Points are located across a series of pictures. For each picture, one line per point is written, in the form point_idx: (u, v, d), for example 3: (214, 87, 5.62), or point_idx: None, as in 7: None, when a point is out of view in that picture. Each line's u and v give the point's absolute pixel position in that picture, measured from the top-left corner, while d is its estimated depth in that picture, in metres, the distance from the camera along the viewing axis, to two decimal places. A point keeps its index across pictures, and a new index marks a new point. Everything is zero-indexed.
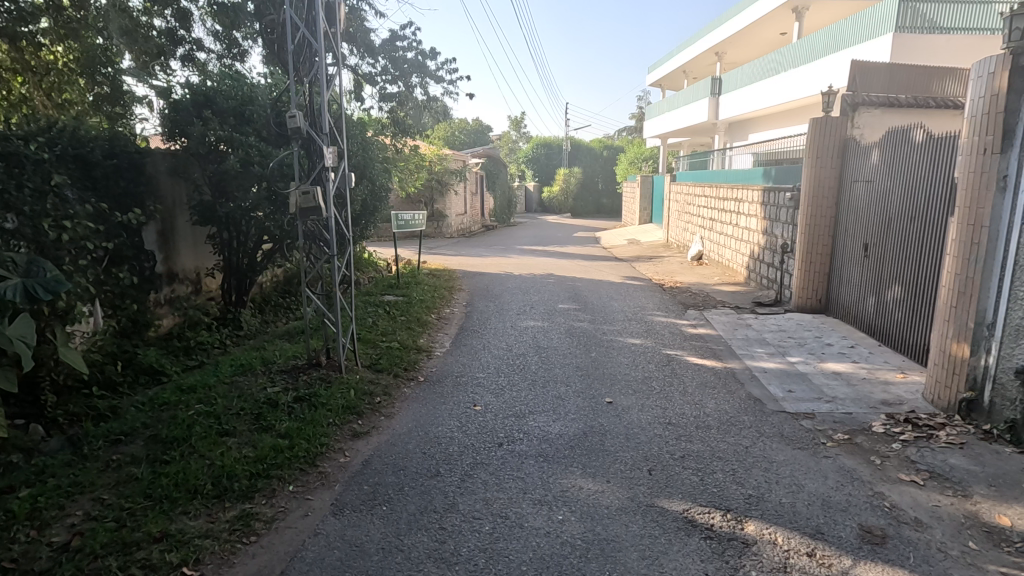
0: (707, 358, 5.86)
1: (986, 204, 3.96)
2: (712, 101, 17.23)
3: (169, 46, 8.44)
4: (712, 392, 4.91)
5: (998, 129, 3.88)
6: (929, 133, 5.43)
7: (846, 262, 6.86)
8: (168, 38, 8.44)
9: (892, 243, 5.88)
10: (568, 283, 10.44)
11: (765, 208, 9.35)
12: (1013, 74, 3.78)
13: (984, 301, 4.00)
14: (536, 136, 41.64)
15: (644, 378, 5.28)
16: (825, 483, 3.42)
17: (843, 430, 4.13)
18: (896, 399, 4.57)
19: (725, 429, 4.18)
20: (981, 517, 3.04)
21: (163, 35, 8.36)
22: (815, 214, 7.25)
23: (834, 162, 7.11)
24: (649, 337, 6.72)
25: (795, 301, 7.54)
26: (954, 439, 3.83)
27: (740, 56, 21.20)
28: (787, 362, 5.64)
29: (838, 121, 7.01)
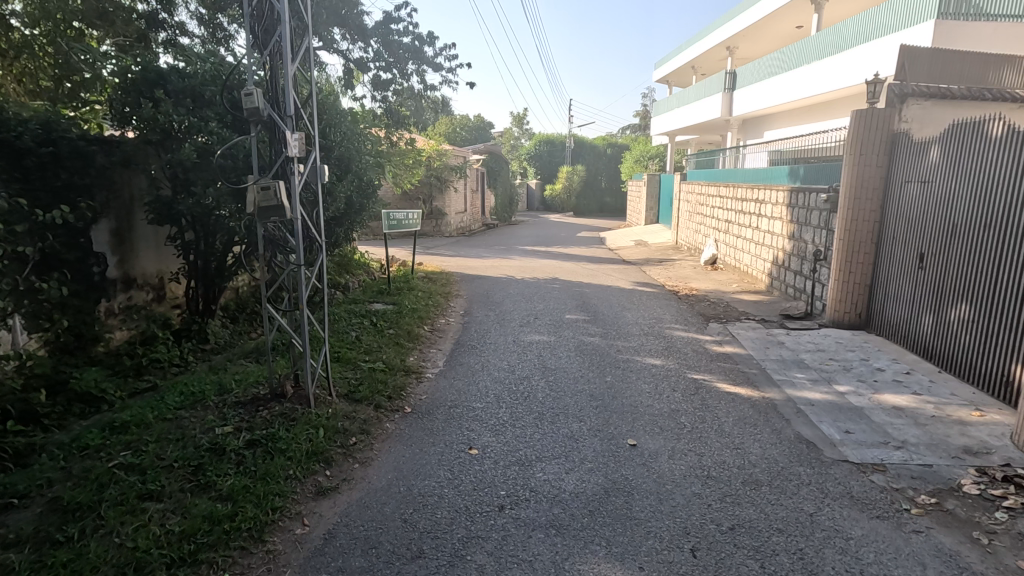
0: (741, 386, 5.05)
1: None
2: (726, 96, 16.41)
3: (149, 31, 7.44)
4: (754, 432, 4.10)
5: None
6: (1009, 126, 4.61)
7: (894, 274, 6.06)
8: (149, 22, 7.44)
9: (956, 254, 5.08)
10: (575, 289, 9.62)
11: (793, 210, 8.55)
12: None
13: None
14: (538, 133, 40.81)
15: (671, 412, 4.46)
16: None
17: (926, 490, 3.33)
18: (981, 446, 3.76)
19: (779, 487, 3.37)
20: None
21: (144, 20, 7.35)
22: (856, 219, 6.44)
23: (879, 160, 6.30)
24: (671, 356, 5.90)
25: (831, 315, 6.75)
26: None
27: (752, 51, 20.38)
28: (836, 392, 4.82)
29: (885, 113, 6.19)
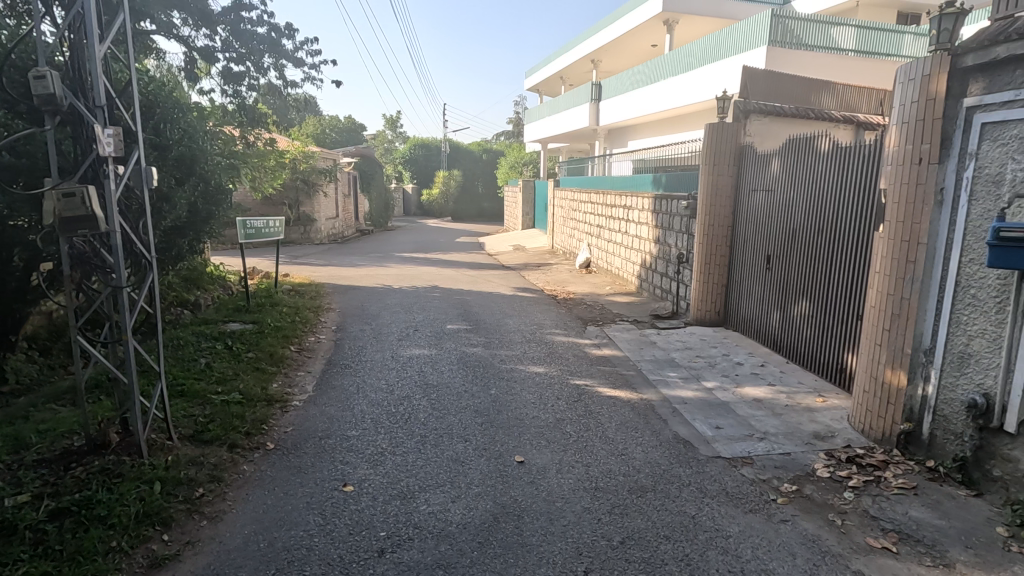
0: (620, 389, 5.17)
1: (923, 219, 3.51)
2: (593, 106, 17.25)
3: None
4: (636, 436, 4.17)
5: (936, 137, 3.42)
6: (834, 142, 5.22)
7: (746, 274, 6.64)
8: None
9: (797, 256, 5.67)
10: (455, 297, 9.40)
11: (657, 216, 9.10)
12: (951, 76, 3.34)
13: (922, 324, 3.56)
14: (413, 137, 40.14)
15: (556, 422, 4.40)
16: (795, 566, 2.74)
17: (788, 478, 3.55)
18: (826, 431, 4.14)
19: (662, 491, 3.42)
20: None
21: None
22: (712, 224, 6.99)
23: (730, 170, 6.87)
24: (553, 363, 5.91)
25: (694, 314, 7.24)
26: (904, 482, 3.36)
27: (614, 64, 21.70)
28: (704, 389, 5.11)
29: (734, 128, 6.78)
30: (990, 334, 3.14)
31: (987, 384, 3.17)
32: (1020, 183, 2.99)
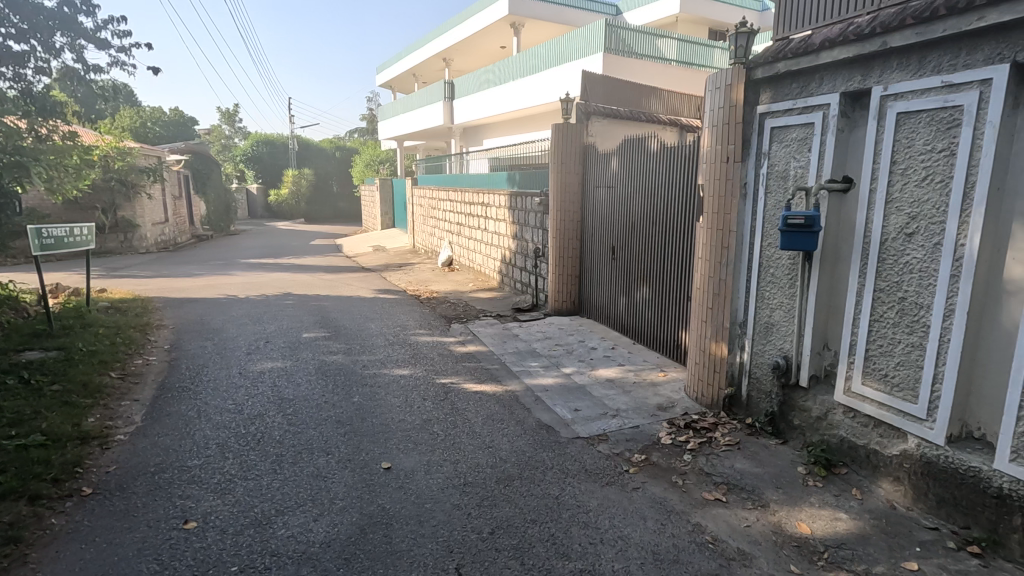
0: (486, 383, 5.26)
1: (732, 210, 4.06)
2: (447, 104, 17.29)
3: None
4: (502, 427, 4.28)
5: (738, 138, 3.97)
6: (661, 142, 5.78)
7: (595, 265, 7.13)
8: None
9: (637, 246, 6.21)
10: (311, 303, 8.85)
11: (513, 212, 9.39)
12: (745, 87, 3.88)
13: (736, 301, 4.11)
14: (255, 133, 36.99)
15: (424, 423, 4.35)
16: (645, 528, 3.00)
17: (638, 449, 3.89)
18: (668, 402, 4.60)
19: (528, 478, 3.55)
20: (785, 529, 2.92)
21: None
22: (564, 219, 7.41)
23: (577, 167, 7.34)
24: (418, 363, 5.83)
25: (552, 305, 7.62)
26: (730, 439, 3.86)
27: (466, 63, 21.96)
28: (564, 375, 5.40)
29: (577, 129, 7.23)
30: (786, 306, 3.71)
31: (786, 348, 3.74)
32: (800, 179, 3.55)
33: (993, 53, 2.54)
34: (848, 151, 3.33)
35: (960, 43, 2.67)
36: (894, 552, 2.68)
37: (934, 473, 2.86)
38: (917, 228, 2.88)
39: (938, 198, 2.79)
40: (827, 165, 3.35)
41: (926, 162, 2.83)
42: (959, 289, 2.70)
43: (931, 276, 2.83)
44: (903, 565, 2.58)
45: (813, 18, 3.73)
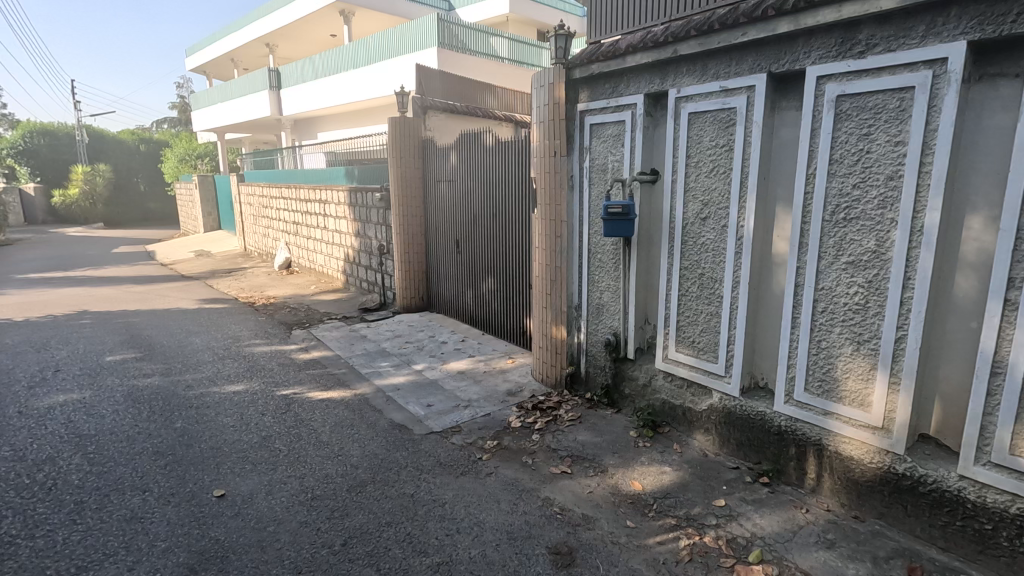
0: (333, 389, 4.99)
1: (561, 201, 4.34)
2: (273, 94, 15.96)
3: None
4: (351, 433, 4.10)
5: (562, 134, 4.24)
6: (495, 137, 5.95)
7: (441, 259, 7.16)
8: None
9: (480, 239, 6.35)
10: (116, 321, 7.61)
11: (354, 209, 9.01)
12: (566, 86, 4.15)
13: (571, 286, 4.41)
14: (26, 122, 30.61)
15: (263, 441, 3.99)
16: (499, 511, 3.10)
17: (489, 435, 4.00)
18: (517, 387, 4.80)
19: (381, 480, 3.45)
20: (621, 489, 3.23)
21: None
22: (407, 214, 7.31)
23: (416, 162, 7.27)
24: (254, 376, 5.34)
25: (400, 302, 7.49)
26: (573, 415, 4.15)
27: (293, 51, 20.50)
28: (415, 372, 5.34)
29: (414, 123, 7.16)
30: (613, 287, 4.07)
31: (615, 326, 4.11)
32: (617, 171, 3.91)
33: (755, 63, 3.01)
34: (654, 146, 3.74)
35: (731, 54, 3.13)
36: (707, 493, 3.10)
37: (733, 421, 3.36)
38: (709, 213, 3.34)
39: (722, 186, 3.26)
40: (638, 158, 3.73)
41: (712, 155, 3.28)
42: (741, 263, 3.19)
43: (721, 254, 3.30)
44: (714, 502, 3.00)
45: (618, 24, 4.10)
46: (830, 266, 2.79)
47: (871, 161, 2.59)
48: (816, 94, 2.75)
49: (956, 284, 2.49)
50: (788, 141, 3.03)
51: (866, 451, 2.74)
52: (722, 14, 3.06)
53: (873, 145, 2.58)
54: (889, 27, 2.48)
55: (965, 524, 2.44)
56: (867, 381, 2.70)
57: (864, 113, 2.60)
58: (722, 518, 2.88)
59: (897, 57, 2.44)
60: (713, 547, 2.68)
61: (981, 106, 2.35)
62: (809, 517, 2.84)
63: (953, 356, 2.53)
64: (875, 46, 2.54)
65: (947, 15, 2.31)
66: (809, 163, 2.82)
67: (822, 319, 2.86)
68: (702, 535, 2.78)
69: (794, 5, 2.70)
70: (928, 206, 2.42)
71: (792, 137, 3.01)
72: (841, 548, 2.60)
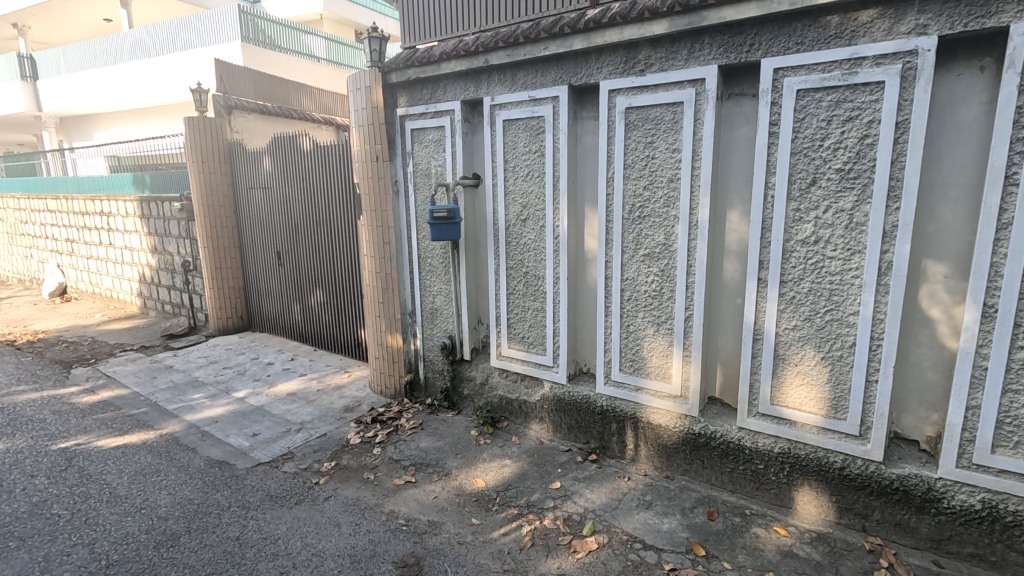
0: (131, 433, 4.27)
1: (387, 207, 4.24)
2: (26, 86, 13.13)
3: None
4: (157, 481, 3.55)
5: (383, 138, 4.15)
6: (314, 141, 5.61)
7: (261, 273, 6.57)
8: None
9: (303, 250, 5.94)
10: None
11: (148, 221, 7.81)
12: (383, 89, 4.06)
13: (404, 292, 4.35)
14: None
15: (34, 509, 3.26)
16: (340, 535, 2.94)
17: (326, 456, 3.77)
18: (354, 402, 4.59)
19: (199, 528, 3.04)
20: (465, 489, 3.27)
21: None
22: (215, 225, 6.56)
23: (222, 167, 6.55)
24: (18, 431, 4.33)
25: (215, 324, 6.71)
26: (414, 423, 4.10)
27: (53, 35, 17.09)
28: (236, 400, 4.80)
29: (217, 123, 6.43)
30: (445, 291, 4.10)
31: (450, 328, 4.15)
32: (440, 175, 3.94)
33: (557, 76, 3.27)
34: (473, 151, 3.86)
35: (535, 66, 3.35)
36: (544, 478, 3.29)
37: (562, 407, 3.61)
38: (528, 215, 3.54)
39: (537, 190, 3.48)
40: (459, 163, 3.81)
41: (527, 160, 3.49)
42: (559, 261, 3.44)
43: (542, 252, 3.52)
44: (551, 486, 3.20)
45: (431, 31, 4.12)
46: (631, 258, 3.14)
47: (655, 165, 2.97)
48: (609, 106, 3.08)
49: (724, 268, 2.98)
50: (589, 147, 3.35)
51: (671, 418, 3.14)
52: (525, 28, 3.26)
53: (656, 151, 2.96)
54: (660, 50, 2.87)
55: (745, 467, 2.94)
56: (667, 357, 3.09)
57: (647, 123, 2.97)
58: (558, 499, 3.08)
59: (668, 76, 2.84)
60: (552, 529, 2.85)
61: (731, 120, 2.84)
62: (630, 484, 3.17)
63: (728, 328, 3.01)
64: (651, 65, 2.91)
65: (701, 43, 2.74)
66: (608, 168, 3.14)
67: (628, 306, 3.21)
68: (542, 518, 2.94)
69: (585, 24, 2.97)
70: (700, 203, 2.85)
71: (592, 143, 3.33)
72: (657, 507, 2.95)
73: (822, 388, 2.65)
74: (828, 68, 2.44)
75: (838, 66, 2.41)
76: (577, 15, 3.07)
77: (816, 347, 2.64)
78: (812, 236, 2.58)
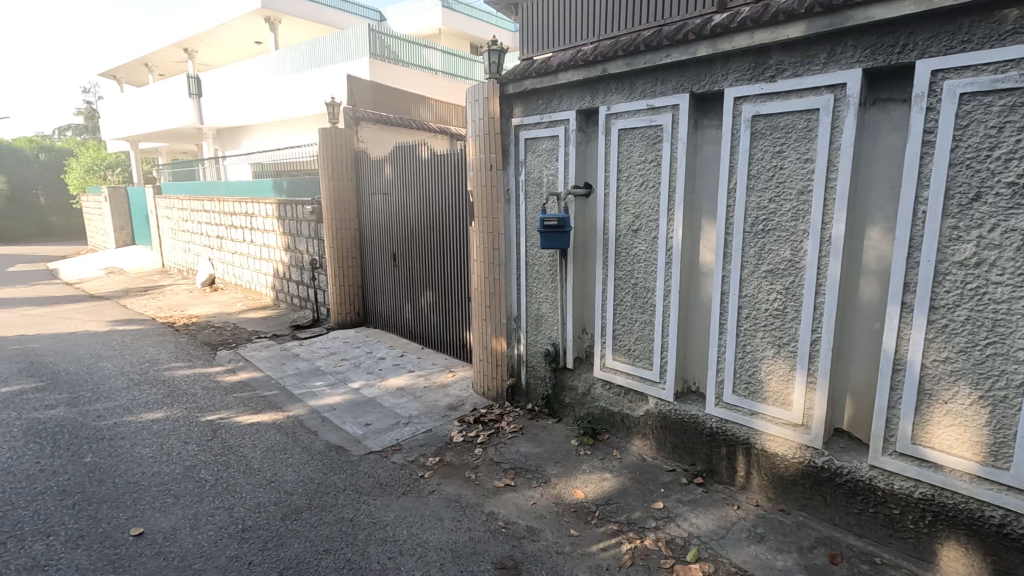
0: (263, 412, 4.75)
1: (498, 214, 4.36)
2: (192, 102, 15.12)
3: None
4: (285, 458, 3.91)
5: (497, 148, 4.28)
6: (431, 150, 5.91)
7: (378, 273, 7.03)
8: None
9: (417, 253, 6.26)
10: (12, 348, 6.91)
11: (284, 222, 8.66)
12: (500, 101, 4.19)
13: (510, 298, 4.44)
14: None
15: (186, 471, 3.74)
16: (443, 529, 3.05)
17: (431, 451, 3.94)
18: (458, 401, 4.76)
19: (318, 506, 3.31)
20: (564, 498, 3.26)
21: None
22: (340, 227, 7.13)
23: (349, 174, 7.11)
24: (176, 402, 4.98)
25: (335, 318, 7.28)
26: (514, 427, 4.16)
27: (215, 57, 19.57)
28: (352, 390, 5.18)
29: (345, 134, 6.98)
30: (551, 299, 4.13)
31: (554, 336, 4.17)
32: (552, 184, 3.98)
33: (678, 84, 3.18)
34: (587, 160, 3.85)
35: (656, 74, 3.28)
36: (646, 497, 3.20)
37: (668, 425, 3.48)
38: (640, 225, 3.47)
39: (651, 200, 3.40)
40: (572, 172, 3.83)
41: (642, 170, 3.43)
42: (671, 273, 3.34)
43: (654, 264, 3.43)
44: (653, 506, 3.10)
45: (549, 43, 4.20)
46: (751, 274, 2.97)
47: (784, 176, 2.79)
48: (734, 115, 2.94)
49: (860, 289, 2.72)
50: (709, 157, 3.22)
51: (789, 448, 2.92)
52: (647, 36, 3.21)
53: (785, 162, 2.78)
54: (795, 54, 2.69)
55: (877, 510, 2.65)
56: (788, 381, 2.88)
57: (776, 132, 2.80)
58: (661, 520, 2.97)
59: (803, 81, 2.66)
60: (654, 550, 2.76)
61: (875, 128, 2.60)
62: (740, 513, 2.98)
63: (861, 355, 2.75)
64: (784, 71, 2.74)
65: (844, 45, 2.54)
66: (730, 179, 3.00)
67: (747, 324, 3.03)
68: (643, 538, 2.85)
69: (712, 30, 2.87)
70: (835, 218, 2.63)
71: (714, 153, 3.19)
72: (770, 541, 2.75)
73: (978, 431, 2.33)
74: (1002, 68, 2.15)
75: (1014, 66, 2.12)
76: (703, 20, 2.98)
77: (971, 384, 2.33)
78: (972, 258, 2.28)
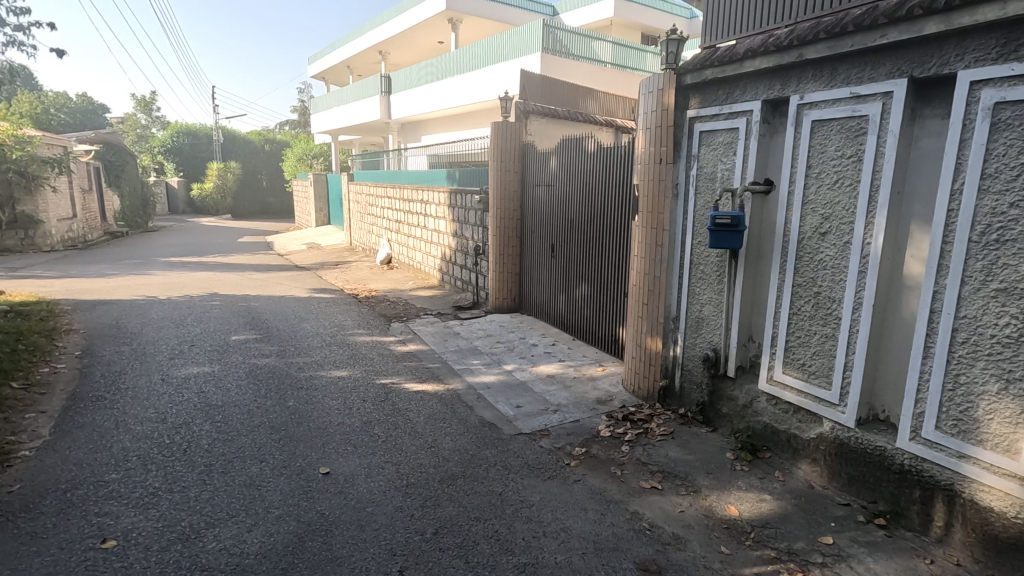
0: (427, 382, 5.21)
1: (664, 209, 4.22)
2: (383, 99, 16.89)
3: None
4: (444, 427, 4.26)
5: (669, 140, 4.13)
6: (598, 143, 5.90)
7: (536, 262, 7.24)
8: None
9: (576, 245, 6.32)
10: (240, 304, 8.45)
11: (454, 210, 9.32)
12: (676, 92, 4.03)
13: (669, 297, 4.28)
14: (172, 124, 34.51)
15: (364, 425, 4.26)
16: (586, 519, 3.08)
17: (578, 442, 3.99)
18: (607, 396, 4.74)
19: (471, 475, 3.56)
20: (715, 512, 3.09)
21: None
22: (504, 217, 7.47)
23: (516, 165, 7.40)
24: (357, 364, 5.69)
25: (493, 302, 7.69)
26: (665, 430, 4.03)
27: (404, 58, 21.60)
28: (505, 372, 5.44)
29: (516, 128, 7.27)
30: (716, 301, 3.90)
31: (715, 340, 3.94)
32: (727, 180, 3.74)
33: (894, 68, 2.77)
34: (770, 155, 3.55)
35: (865, 57, 2.90)
36: (812, 528, 2.89)
37: (845, 454, 3.10)
38: (830, 228, 3.11)
39: (847, 200, 3.02)
40: (751, 167, 3.55)
41: (838, 167, 3.06)
42: (866, 284, 2.94)
43: (844, 273, 3.05)
44: (820, 539, 2.79)
45: (736, 29, 3.93)
46: (976, 292, 2.50)
47: None
48: (969, 102, 2.48)
49: None
50: (929, 152, 2.76)
51: (1010, 505, 2.42)
52: (858, 15, 2.84)
53: None
54: None
55: None
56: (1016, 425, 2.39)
57: None
58: (829, 557, 2.67)
59: None
60: None
61: None
62: (934, 569, 2.56)
63: None
64: None
65: None
66: (956, 178, 2.54)
67: (963, 351, 2.56)
68: (805, 572, 2.60)
69: (947, 2, 2.44)
70: None
71: (935, 148, 2.73)
72: None
73: None
74: None
75: None
76: None
77: None
78: None
